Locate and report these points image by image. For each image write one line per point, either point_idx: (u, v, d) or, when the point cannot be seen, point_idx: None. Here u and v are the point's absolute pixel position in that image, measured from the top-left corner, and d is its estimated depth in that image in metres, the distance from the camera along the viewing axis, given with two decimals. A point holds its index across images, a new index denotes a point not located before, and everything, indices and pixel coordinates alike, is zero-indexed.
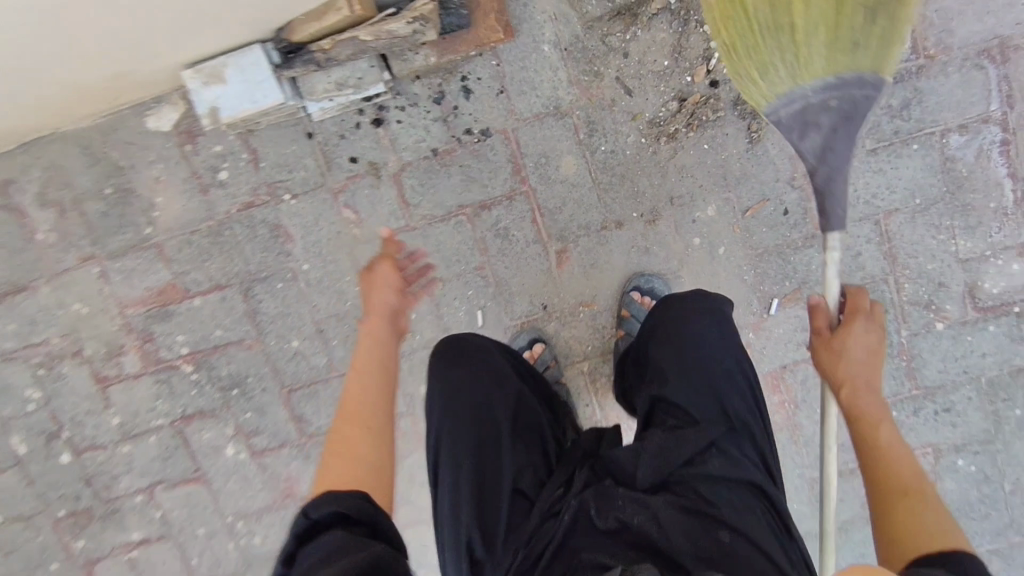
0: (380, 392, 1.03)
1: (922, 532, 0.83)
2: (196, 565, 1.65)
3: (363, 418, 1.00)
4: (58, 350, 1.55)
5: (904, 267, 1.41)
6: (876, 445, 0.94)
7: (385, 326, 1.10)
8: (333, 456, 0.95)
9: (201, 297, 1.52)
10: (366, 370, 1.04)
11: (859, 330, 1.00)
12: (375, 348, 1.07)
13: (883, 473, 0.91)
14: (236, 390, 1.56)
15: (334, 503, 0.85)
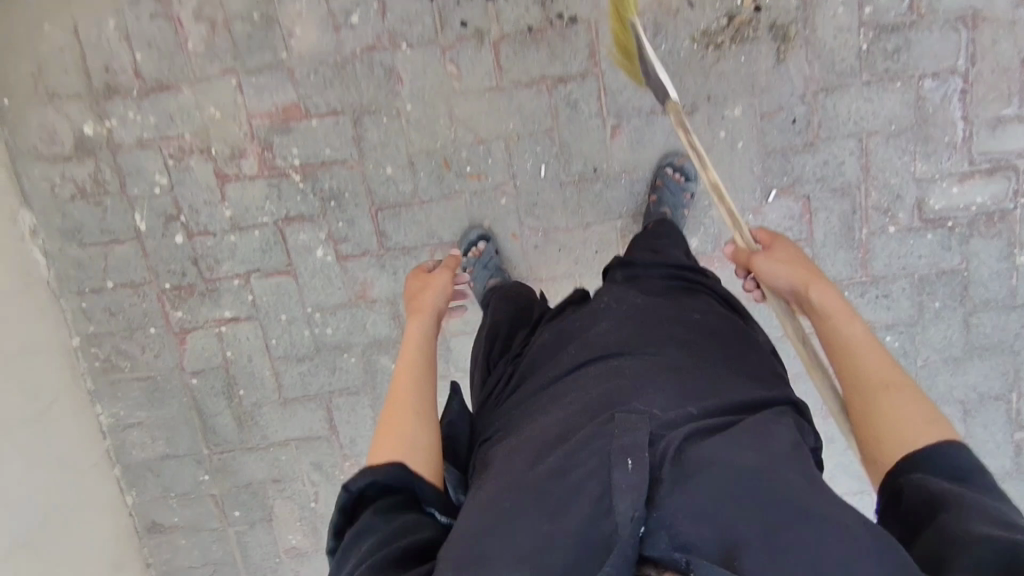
0: (424, 369, 1.26)
1: (869, 381, 1.09)
2: (274, 345, 2.01)
3: (408, 376, 1.24)
4: (189, 146, 1.87)
5: (874, 179, 1.84)
6: (830, 320, 1.20)
7: (425, 319, 1.39)
8: (384, 428, 1.15)
9: (318, 119, 1.84)
10: (411, 354, 1.30)
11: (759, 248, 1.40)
12: (417, 334, 1.35)
13: (833, 338, 1.18)
14: (333, 202, 1.90)
15: (371, 471, 1.05)
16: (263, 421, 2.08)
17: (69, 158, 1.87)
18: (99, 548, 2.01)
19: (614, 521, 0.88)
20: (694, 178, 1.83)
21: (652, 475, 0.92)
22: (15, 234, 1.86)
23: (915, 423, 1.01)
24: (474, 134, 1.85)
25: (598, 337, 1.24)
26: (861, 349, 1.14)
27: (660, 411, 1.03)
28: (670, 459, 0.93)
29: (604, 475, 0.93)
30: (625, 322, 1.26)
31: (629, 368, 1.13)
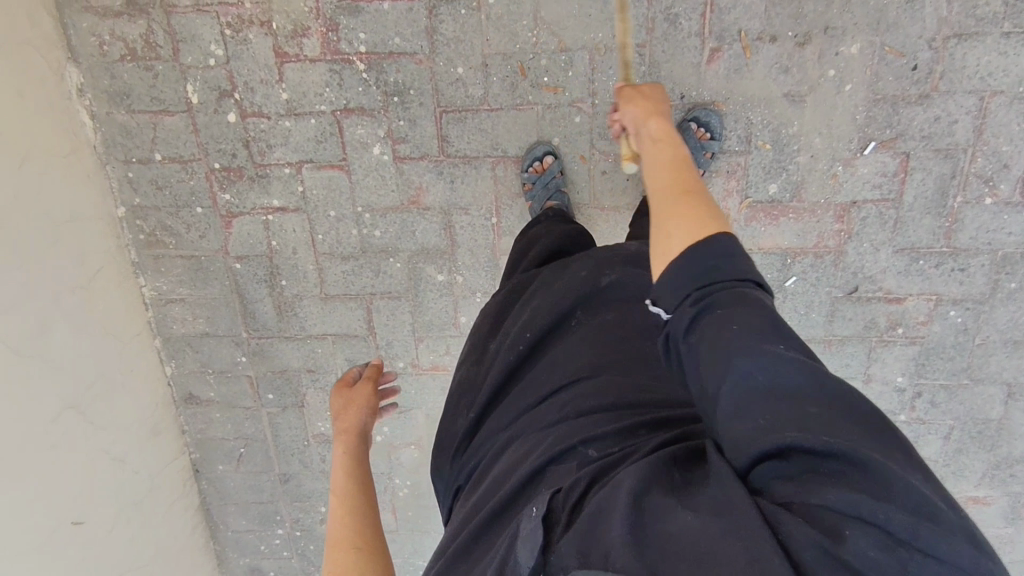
0: (362, 494, 1.16)
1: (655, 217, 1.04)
2: (320, 239, 1.96)
3: (347, 503, 1.14)
4: (248, 15, 1.72)
5: (985, 142, 1.69)
6: (659, 143, 1.18)
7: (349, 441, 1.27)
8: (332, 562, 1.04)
9: (391, 3, 1.68)
10: (344, 479, 1.19)
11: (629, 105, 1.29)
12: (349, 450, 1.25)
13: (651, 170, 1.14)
14: (397, 98, 1.77)
15: None
16: (304, 313, 2.06)
17: (120, 14, 1.74)
18: (139, 413, 2.06)
19: (513, 573, 0.84)
20: (718, 138, 1.73)
21: (550, 518, 0.88)
22: (62, 92, 1.76)
23: (684, 223, 0.97)
24: (557, 41, 1.69)
25: (547, 373, 1.19)
26: (668, 168, 1.11)
27: (595, 451, 0.99)
28: (570, 507, 0.89)
29: (515, 527, 0.91)
30: (574, 351, 1.20)
31: (568, 412, 1.09)
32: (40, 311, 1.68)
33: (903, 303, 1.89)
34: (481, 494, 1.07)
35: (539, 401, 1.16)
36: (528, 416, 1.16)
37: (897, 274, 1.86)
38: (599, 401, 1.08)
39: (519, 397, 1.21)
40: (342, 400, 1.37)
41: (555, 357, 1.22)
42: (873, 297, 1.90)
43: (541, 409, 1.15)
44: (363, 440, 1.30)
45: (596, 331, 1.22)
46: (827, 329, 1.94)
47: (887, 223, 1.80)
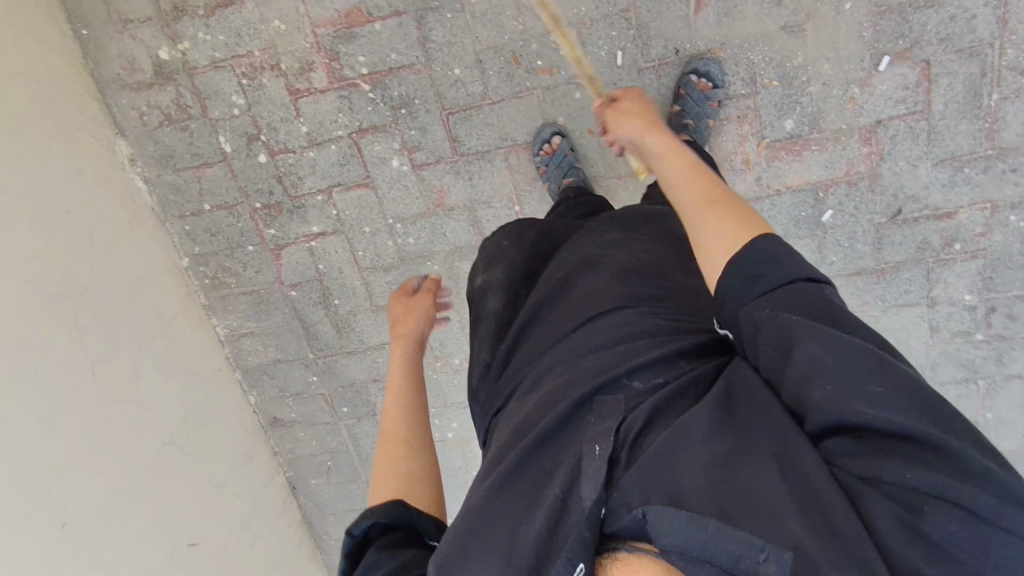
0: (413, 406, 1.29)
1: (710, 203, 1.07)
2: (361, 255, 2.08)
3: (403, 406, 1.28)
4: (259, 62, 1.86)
5: (1012, 31, 1.58)
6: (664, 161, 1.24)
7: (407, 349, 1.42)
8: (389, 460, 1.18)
9: (382, 22, 1.78)
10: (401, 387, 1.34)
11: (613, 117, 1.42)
12: (406, 357, 1.41)
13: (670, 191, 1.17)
14: (405, 110, 1.86)
15: (375, 511, 1.05)
16: (358, 327, 2.19)
17: (151, 85, 1.93)
18: (232, 441, 2.26)
19: (577, 507, 0.84)
20: (721, 87, 1.70)
21: (614, 455, 0.87)
22: (115, 164, 1.97)
23: (727, 233, 0.99)
24: (543, 24, 1.73)
25: (584, 308, 1.17)
26: (691, 179, 1.14)
27: (640, 383, 0.97)
28: (631, 441, 0.87)
29: (577, 463, 0.88)
30: (611, 285, 1.18)
31: (607, 345, 1.06)
32: (128, 362, 1.89)
33: (954, 218, 1.78)
34: (518, 422, 1.03)
35: (577, 331, 1.14)
36: (563, 347, 1.13)
37: (942, 188, 1.76)
38: (636, 334, 1.07)
39: (554, 331, 1.19)
40: (402, 306, 1.52)
41: (588, 291, 1.21)
42: (921, 216, 1.80)
43: (578, 339, 1.12)
44: (418, 349, 1.45)
45: (631, 268, 1.21)
46: (877, 257, 1.87)
47: (920, 137, 1.71)
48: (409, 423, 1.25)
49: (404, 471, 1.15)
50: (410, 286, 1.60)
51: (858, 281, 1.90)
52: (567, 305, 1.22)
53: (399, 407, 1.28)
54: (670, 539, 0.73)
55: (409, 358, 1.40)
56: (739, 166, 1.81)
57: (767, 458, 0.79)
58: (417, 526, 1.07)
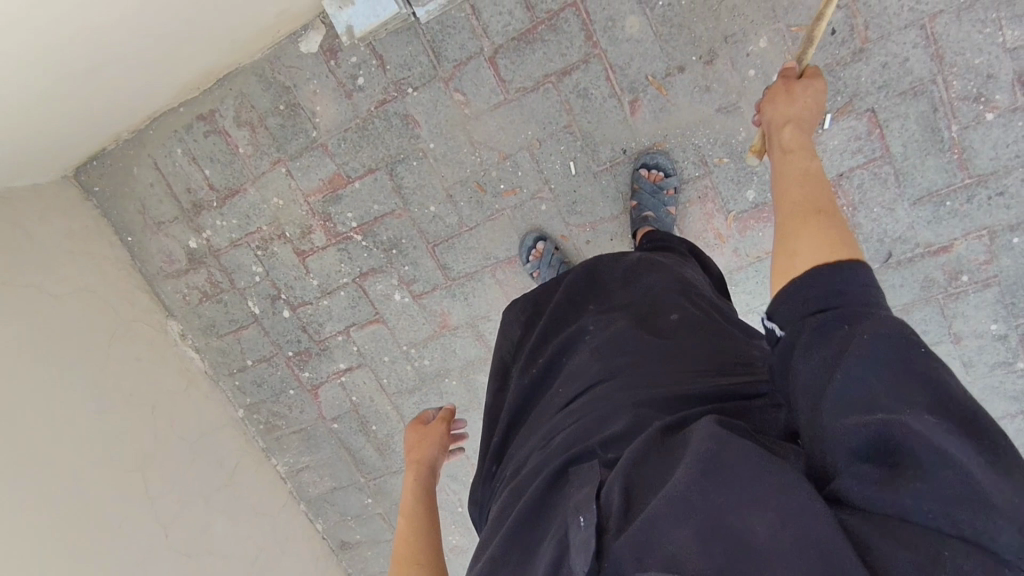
0: (429, 532, 1.21)
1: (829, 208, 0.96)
2: (386, 382, 2.24)
3: (416, 530, 1.21)
4: (268, 234, 2.12)
5: (952, 65, 1.55)
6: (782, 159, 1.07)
7: (418, 477, 1.33)
8: None
9: (360, 181, 1.98)
10: (413, 511, 1.25)
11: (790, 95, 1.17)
12: (417, 480, 1.32)
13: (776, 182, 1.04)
14: (396, 250, 2.05)
15: None
16: (397, 447, 2.33)
17: (187, 270, 2.23)
18: (305, 569, 2.43)
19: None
20: (674, 174, 1.77)
21: (600, 522, 0.84)
22: (169, 342, 2.28)
23: (835, 243, 0.86)
24: (497, 153, 1.87)
25: (572, 381, 1.21)
26: (797, 181, 1.00)
27: (614, 453, 0.99)
28: (619, 512, 0.83)
29: (563, 534, 0.87)
30: (592, 359, 1.22)
31: (591, 413, 1.08)
32: (201, 514, 2.12)
33: (951, 251, 1.71)
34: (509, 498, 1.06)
35: (564, 410, 1.17)
36: (548, 428, 1.15)
37: (928, 225, 1.70)
38: (611, 402, 1.08)
39: (545, 411, 1.23)
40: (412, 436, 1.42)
41: (573, 365, 1.25)
42: (915, 255, 1.74)
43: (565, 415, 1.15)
44: (433, 476, 1.35)
45: (612, 336, 1.24)
46: None
47: (889, 180, 1.68)
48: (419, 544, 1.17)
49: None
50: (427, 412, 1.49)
51: None
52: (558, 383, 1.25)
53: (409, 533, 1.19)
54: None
55: (421, 487, 1.31)
56: (713, 242, 1.84)
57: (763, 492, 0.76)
58: None
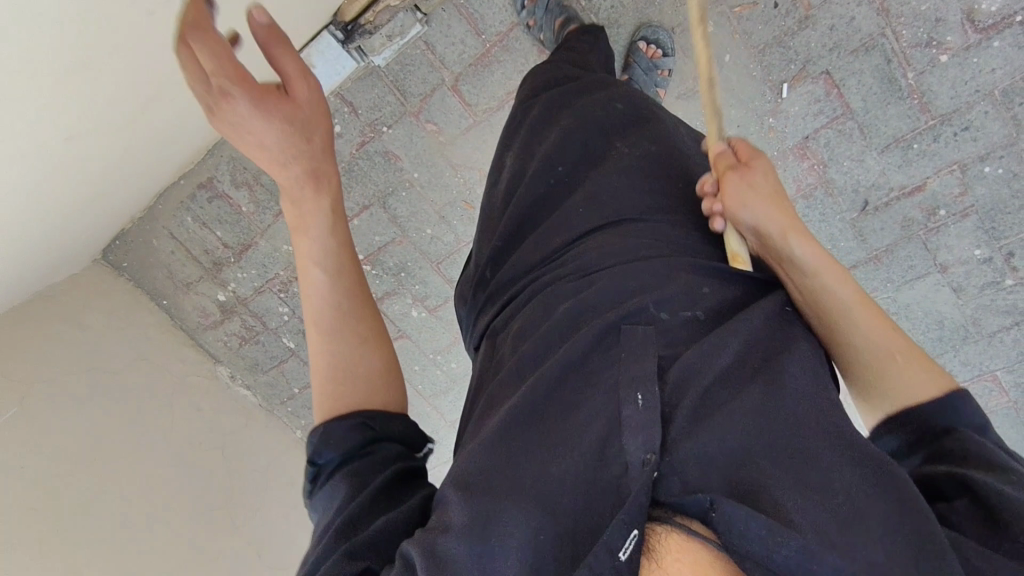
0: (343, 290, 1.02)
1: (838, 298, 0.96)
2: (421, 388, 2.40)
3: (323, 300, 1.01)
4: (285, 278, 2.28)
5: (898, 16, 1.58)
6: (789, 262, 1.00)
7: (316, 208, 1.00)
8: (324, 383, 0.98)
9: (358, 218, 2.08)
10: (308, 250, 1.01)
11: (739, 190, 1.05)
12: (303, 221, 1.00)
13: (811, 292, 0.97)
14: (404, 273, 2.16)
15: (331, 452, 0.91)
16: (442, 444, 2.50)
17: (222, 321, 2.43)
18: None
19: (623, 462, 0.76)
20: (672, 53, 1.68)
21: (665, 412, 0.79)
22: (220, 386, 2.48)
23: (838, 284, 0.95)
24: (477, 172, 1.95)
25: (597, 215, 1.14)
26: (847, 303, 0.95)
27: (667, 316, 0.92)
28: (691, 409, 0.79)
29: (613, 403, 0.81)
30: (627, 198, 1.15)
31: (628, 259, 1.03)
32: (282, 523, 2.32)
33: (925, 189, 1.75)
34: (527, 354, 0.97)
35: (582, 250, 1.10)
36: (572, 268, 1.08)
37: (899, 168, 1.73)
38: (653, 256, 1.03)
39: (546, 246, 1.16)
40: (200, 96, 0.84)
41: (590, 198, 1.17)
42: (890, 199, 1.78)
43: (589, 258, 1.07)
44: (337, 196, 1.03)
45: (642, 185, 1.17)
46: (865, 247, 1.86)
47: (854, 135, 1.71)
48: (331, 378, 0.98)
49: (343, 383, 0.98)
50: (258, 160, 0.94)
51: (856, 273, 1.90)
52: (564, 215, 1.17)
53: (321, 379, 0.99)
54: (743, 536, 0.67)
55: (342, 316, 1.02)
56: None
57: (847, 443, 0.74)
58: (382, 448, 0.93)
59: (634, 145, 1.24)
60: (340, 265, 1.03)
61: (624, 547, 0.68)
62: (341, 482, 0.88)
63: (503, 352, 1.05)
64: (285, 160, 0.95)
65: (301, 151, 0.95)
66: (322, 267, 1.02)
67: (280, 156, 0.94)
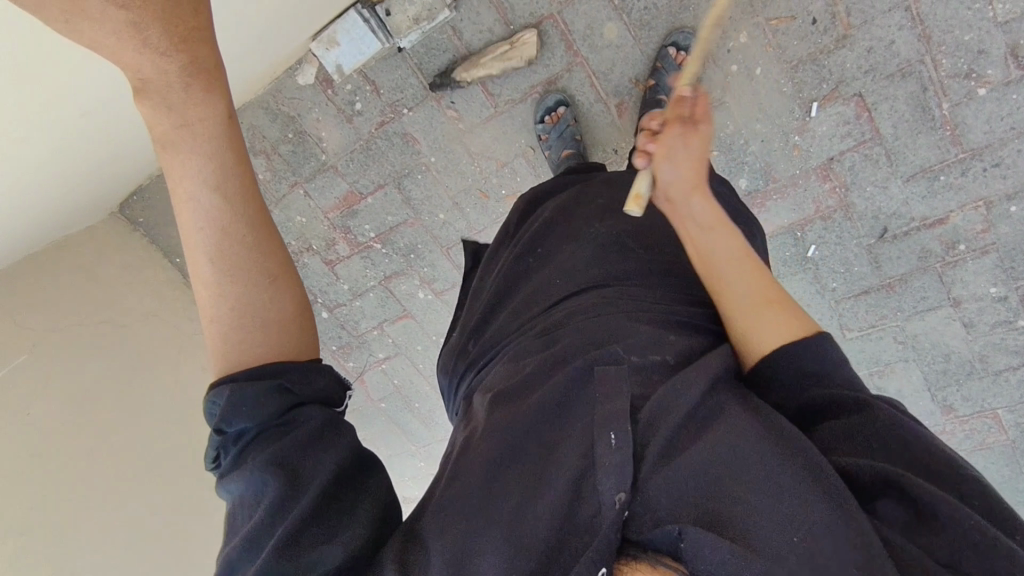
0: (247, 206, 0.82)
1: (736, 276, 1.03)
2: (423, 367, 2.42)
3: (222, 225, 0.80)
4: (296, 248, 2.24)
5: (939, 44, 1.53)
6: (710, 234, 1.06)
7: (190, 151, 0.77)
8: (229, 329, 0.83)
9: (372, 196, 2.08)
10: (188, 169, 0.77)
11: (677, 137, 1.07)
12: (187, 156, 0.77)
13: (712, 270, 1.05)
14: (413, 255, 2.17)
15: (239, 414, 0.80)
16: (439, 423, 2.53)
17: None
18: None
19: (597, 501, 0.79)
20: None
21: (636, 452, 0.82)
22: None
23: (774, 326, 0.96)
24: (494, 161, 1.94)
25: (569, 279, 1.19)
26: (745, 266, 1.04)
27: (637, 357, 0.95)
28: (661, 444, 0.82)
29: (588, 447, 0.84)
30: (594, 256, 1.21)
31: (594, 313, 1.08)
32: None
33: (947, 222, 1.71)
34: (493, 403, 1.00)
35: (554, 311, 1.15)
36: (539, 329, 1.13)
37: (923, 199, 1.70)
38: (620, 311, 1.07)
39: (527, 309, 1.20)
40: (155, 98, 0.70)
41: (563, 266, 1.23)
42: (910, 229, 1.75)
43: (558, 317, 1.12)
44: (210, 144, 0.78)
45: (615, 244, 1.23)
46: (879, 274, 1.83)
47: (881, 161, 1.67)
48: (237, 364, 0.83)
49: (254, 330, 0.84)
50: (154, 123, 0.76)
51: (868, 299, 1.87)
52: (542, 278, 1.24)
53: (215, 367, 0.84)
54: (705, 565, 0.72)
55: (240, 331, 0.83)
56: None
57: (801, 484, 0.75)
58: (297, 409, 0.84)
59: (603, 213, 1.30)
60: (227, 181, 0.80)
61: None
62: (264, 472, 0.80)
63: (473, 409, 1.08)
64: (175, 110, 0.76)
65: (200, 114, 0.77)
66: (218, 268, 0.81)
67: (177, 114, 0.76)
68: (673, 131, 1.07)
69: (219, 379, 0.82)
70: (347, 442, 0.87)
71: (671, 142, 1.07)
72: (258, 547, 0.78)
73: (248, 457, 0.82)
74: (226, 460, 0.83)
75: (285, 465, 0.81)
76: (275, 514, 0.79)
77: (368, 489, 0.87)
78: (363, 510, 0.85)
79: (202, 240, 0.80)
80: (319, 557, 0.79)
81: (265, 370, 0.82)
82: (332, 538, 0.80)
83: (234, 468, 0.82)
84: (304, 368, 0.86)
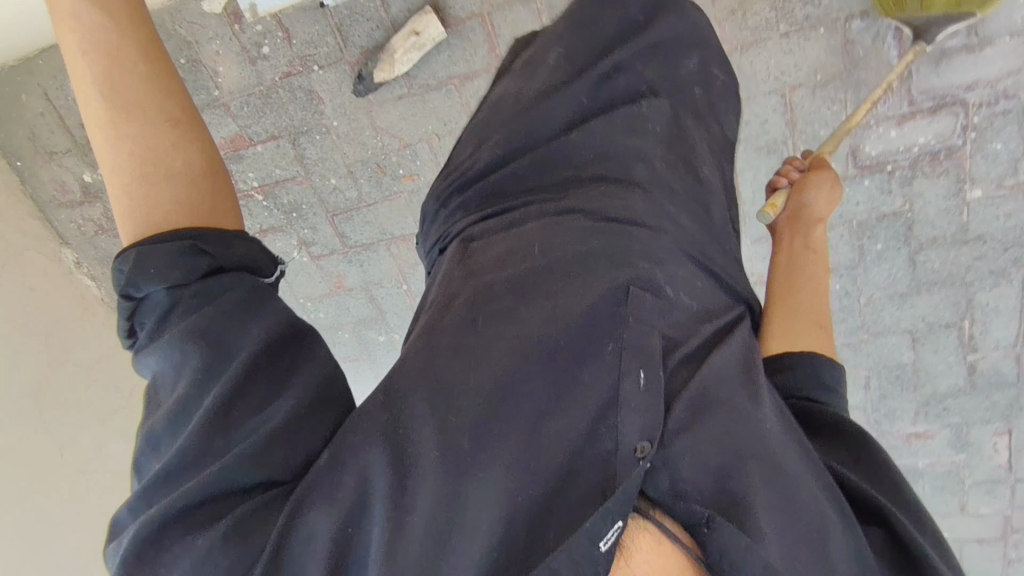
0: (145, 62, 0.91)
1: (809, 287, 1.21)
2: None
3: (115, 82, 0.89)
4: None
5: (801, 131, 1.75)
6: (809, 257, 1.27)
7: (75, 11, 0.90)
8: (138, 181, 0.87)
9: (262, 145, 1.98)
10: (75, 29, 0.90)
11: (823, 184, 1.33)
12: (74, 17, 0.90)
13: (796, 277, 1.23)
14: (296, 215, 2.10)
15: (150, 276, 0.82)
16: None
17: (82, 202, 2.23)
18: None
19: (615, 439, 0.80)
20: None
21: (664, 401, 0.83)
22: (63, 270, 2.29)
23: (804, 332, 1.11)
24: (398, 140, 1.94)
25: (588, 158, 1.07)
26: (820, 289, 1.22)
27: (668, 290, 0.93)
28: (691, 406, 0.83)
29: (616, 379, 0.83)
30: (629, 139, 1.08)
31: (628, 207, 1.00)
32: (116, 417, 2.24)
33: None
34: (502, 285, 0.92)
35: (577, 187, 1.04)
36: (563, 204, 1.01)
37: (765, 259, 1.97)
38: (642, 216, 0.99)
39: (528, 178, 1.07)
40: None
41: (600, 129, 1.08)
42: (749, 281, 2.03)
43: (578, 200, 1.01)
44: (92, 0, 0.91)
45: (657, 149, 1.08)
46: None
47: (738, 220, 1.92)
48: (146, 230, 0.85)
49: (167, 176, 0.88)
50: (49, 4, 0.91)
51: None
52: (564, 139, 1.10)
53: (128, 236, 0.86)
54: (725, 557, 0.76)
55: (146, 188, 0.87)
56: None
57: (808, 467, 0.84)
58: (214, 258, 0.85)
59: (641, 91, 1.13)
60: (111, 38, 0.91)
61: (609, 536, 0.74)
62: (190, 340, 0.81)
63: (471, 278, 0.96)
64: None
65: None
66: (108, 128, 0.88)
67: None
68: (818, 183, 1.33)
69: (132, 245, 0.84)
70: (273, 317, 0.86)
71: (814, 185, 1.33)
72: (187, 421, 0.80)
73: (166, 336, 0.82)
74: (141, 334, 0.84)
75: (206, 337, 0.81)
76: (204, 384, 0.80)
77: (309, 362, 0.87)
78: (301, 384, 0.84)
79: (96, 80, 0.88)
80: (251, 427, 0.79)
81: (178, 234, 0.84)
82: (263, 408, 0.81)
83: (150, 343, 0.83)
84: (222, 232, 0.87)
